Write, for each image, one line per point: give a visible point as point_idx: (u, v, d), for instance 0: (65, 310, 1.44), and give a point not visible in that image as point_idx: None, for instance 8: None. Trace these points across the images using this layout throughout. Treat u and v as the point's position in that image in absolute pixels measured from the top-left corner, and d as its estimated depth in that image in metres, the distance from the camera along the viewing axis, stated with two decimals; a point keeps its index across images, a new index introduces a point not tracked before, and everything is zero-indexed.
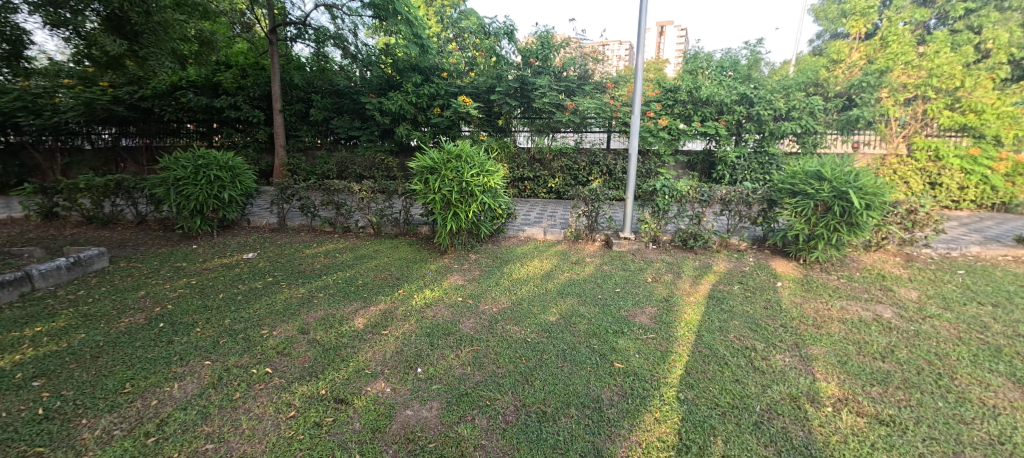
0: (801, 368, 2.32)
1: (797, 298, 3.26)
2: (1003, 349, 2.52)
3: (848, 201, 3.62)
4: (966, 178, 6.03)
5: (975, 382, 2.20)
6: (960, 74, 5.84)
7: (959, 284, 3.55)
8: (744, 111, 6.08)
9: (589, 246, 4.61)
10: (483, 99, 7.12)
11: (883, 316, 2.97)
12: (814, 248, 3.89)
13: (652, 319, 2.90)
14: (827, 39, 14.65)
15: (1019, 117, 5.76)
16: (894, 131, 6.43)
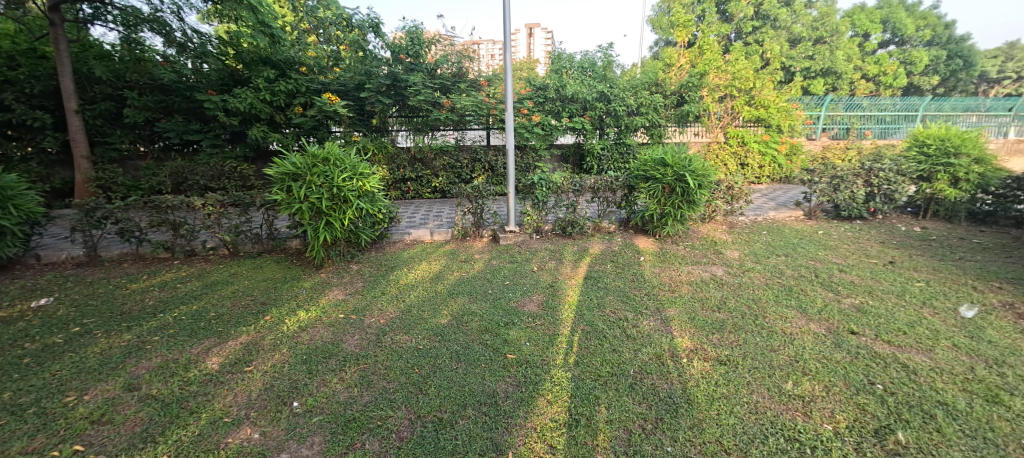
0: (662, 329, 2.68)
1: (656, 269, 3.77)
2: (793, 289, 3.29)
3: (686, 183, 4.33)
4: (762, 159, 7.73)
5: (778, 317, 2.83)
6: (752, 78, 7.43)
7: (763, 242, 4.53)
8: (603, 107, 6.78)
9: (477, 243, 4.65)
10: (352, 96, 6.56)
11: (717, 275, 3.63)
12: (665, 225, 4.56)
13: (540, 306, 3.06)
14: (663, 45, 17.30)
15: (791, 110, 7.56)
16: (714, 123, 7.87)
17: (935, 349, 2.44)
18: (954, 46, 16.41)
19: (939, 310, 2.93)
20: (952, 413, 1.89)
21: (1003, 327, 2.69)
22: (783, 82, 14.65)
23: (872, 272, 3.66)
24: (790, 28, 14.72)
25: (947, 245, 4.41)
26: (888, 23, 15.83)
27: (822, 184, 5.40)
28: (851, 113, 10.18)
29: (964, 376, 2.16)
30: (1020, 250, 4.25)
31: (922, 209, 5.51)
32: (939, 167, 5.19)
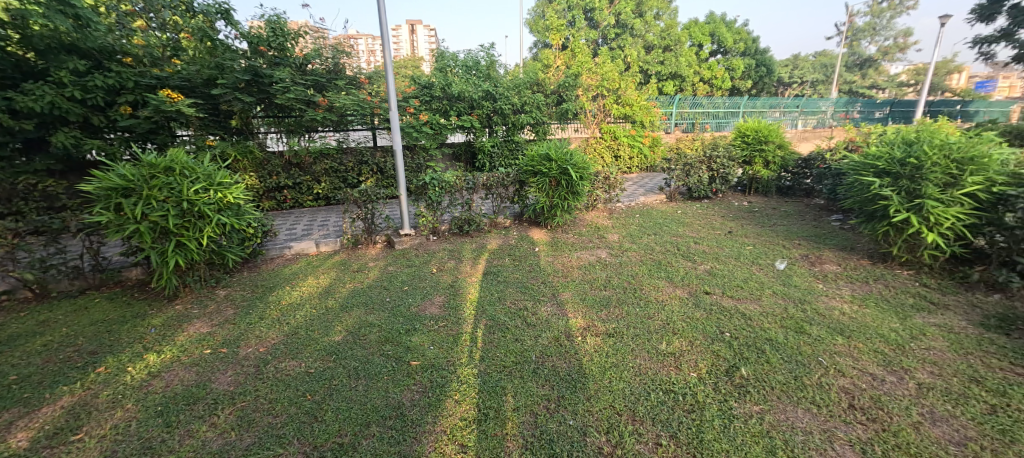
0: (558, 313, 2.87)
1: (550, 257, 4.01)
2: (662, 262, 3.80)
3: (570, 175, 4.67)
4: (632, 151, 8.78)
5: (652, 287, 3.25)
6: (618, 79, 8.32)
7: (637, 224, 5.14)
8: (490, 106, 6.92)
9: (371, 250, 4.38)
10: (201, 93, 5.45)
11: (602, 257, 4.01)
12: (555, 215, 4.87)
13: (442, 307, 3.01)
14: (541, 47, 18.47)
15: (650, 108, 8.69)
16: (590, 120, 8.62)
17: (762, 297, 3.06)
18: (759, 57, 20.57)
19: (763, 267, 3.68)
20: (775, 345, 2.40)
21: (804, 274, 3.50)
22: (643, 83, 16.71)
23: (717, 241, 4.42)
24: (644, 37, 16.87)
25: (765, 215, 5.55)
26: (715, 36, 19.31)
27: (677, 170, 6.33)
28: (694, 110, 12.07)
29: (781, 316, 2.76)
30: (810, 214, 5.56)
31: (747, 187, 6.83)
32: (756, 153, 6.49)
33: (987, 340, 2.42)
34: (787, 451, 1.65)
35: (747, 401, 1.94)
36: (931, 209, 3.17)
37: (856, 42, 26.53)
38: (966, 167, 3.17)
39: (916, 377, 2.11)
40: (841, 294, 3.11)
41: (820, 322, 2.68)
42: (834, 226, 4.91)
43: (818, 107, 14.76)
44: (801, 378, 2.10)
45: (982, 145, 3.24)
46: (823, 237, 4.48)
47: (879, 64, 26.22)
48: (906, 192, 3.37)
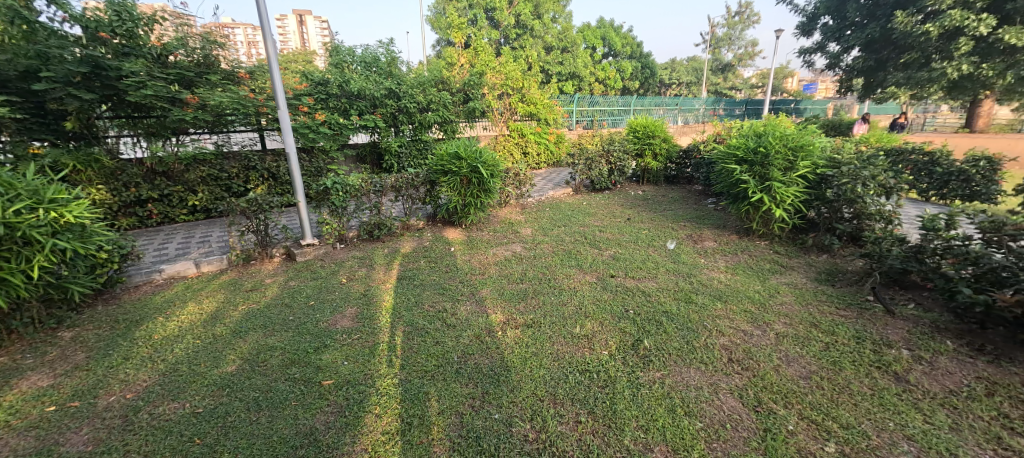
0: (478, 311, 2.88)
1: (466, 256, 4.01)
2: (573, 252, 4.03)
3: (480, 173, 4.70)
4: (539, 148, 9.14)
5: (564, 276, 3.43)
6: (521, 78, 8.59)
7: (548, 218, 5.37)
8: (394, 104, 6.64)
9: (267, 265, 3.93)
10: (15, 88, 4.29)
11: (517, 251, 4.12)
12: (469, 214, 4.87)
13: (354, 319, 2.83)
14: (444, 44, 18.29)
15: (552, 106, 9.12)
16: (498, 118, 8.78)
17: (657, 275, 3.43)
18: (644, 60, 22.78)
19: (657, 248, 4.12)
20: (670, 316, 2.71)
21: (689, 251, 4.00)
22: (545, 83, 17.45)
23: (619, 228, 4.83)
24: (543, 38, 17.63)
25: (657, 202, 6.21)
26: (606, 40, 21.03)
27: (580, 165, 6.76)
28: (592, 108, 12.97)
29: (674, 289, 3.12)
30: (692, 199, 6.35)
31: (641, 177, 7.56)
32: (646, 147, 7.21)
33: (821, 292, 3.03)
34: (685, 407, 1.88)
35: (650, 369, 2.17)
36: (777, 189, 3.84)
37: (718, 49, 30.82)
38: (799, 154, 3.90)
39: (775, 328, 2.55)
40: (718, 266, 3.62)
41: (704, 291, 3.09)
42: (710, 208, 5.68)
43: (693, 106, 16.86)
44: (692, 342, 2.41)
45: (808, 136, 4.01)
46: (703, 218, 5.16)
47: (736, 69, 30.79)
48: (760, 177, 4.03)
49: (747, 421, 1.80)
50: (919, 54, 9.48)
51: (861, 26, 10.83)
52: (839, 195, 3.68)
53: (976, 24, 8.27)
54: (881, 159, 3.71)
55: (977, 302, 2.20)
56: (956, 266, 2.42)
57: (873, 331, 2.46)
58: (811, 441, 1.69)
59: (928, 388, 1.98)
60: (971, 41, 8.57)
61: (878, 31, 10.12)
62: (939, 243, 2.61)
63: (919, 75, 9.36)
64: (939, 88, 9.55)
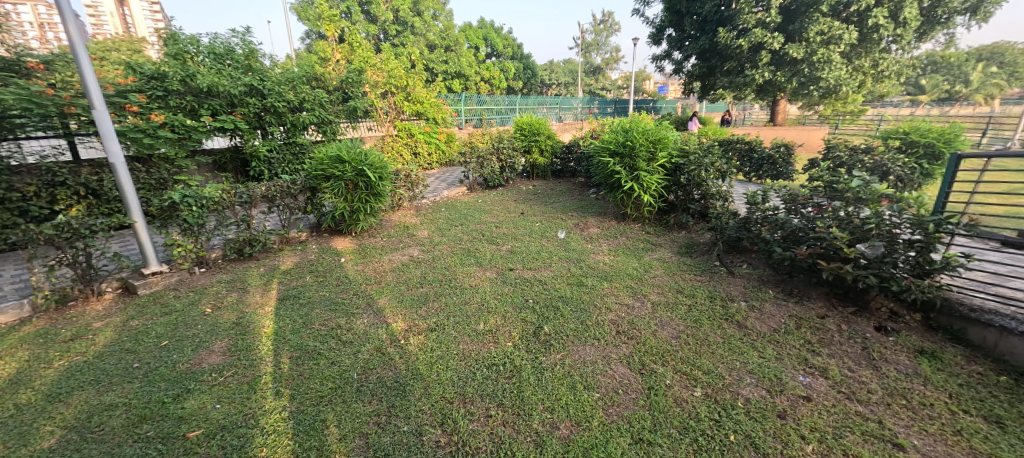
0: (376, 321, 2.72)
1: (359, 266, 3.74)
2: (472, 250, 4.06)
3: (367, 176, 4.42)
4: (430, 148, 8.98)
5: (465, 275, 3.44)
6: (405, 76, 8.26)
7: (444, 218, 5.31)
8: (257, 103, 5.80)
9: (95, 305, 3.14)
10: None
11: (414, 255, 4.00)
12: (358, 220, 4.55)
13: (227, 353, 2.43)
14: (315, 38, 16.75)
15: (440, 105, 9.00)
16: (383, 118, 8.39)
17: (551, 264, 3.65)
18: (525, 61, 23.91)
19: (549, 238, 4.38)
20: (564, 300, 2.91)
21: (577, 239, 4.34)
22: (430, 81, 17.13)
23: (513, 223, 5.00)
24: (425, 36, 17.29)
25: (546, 195, 6.59)
26: (488, 40, 21.49)
27: (472, 163, 6.83)
28: (480, 107, 13.16)
29: (566, 275, 3.35)
30: (576, 190, 6.89)
31: (531, 173, 7.93)
32: (532, 143, 7.57)
33: (682, 263, 3.56)
34: (583, 381, 2.05)
35: (551, 352, 2.31)
36: (644, 177, 4.39)
37: (588, 53, 33.85)
38: (658, 146, 4.50)
39: (650, 298, 2.93)
40: (602, 250, 3.99)
41: (592, 274, 3.39)
42: (592, 198, 6.23)
43: (572, 105, 18.19)
44: (586, 322, 2.62)
45: (664, 130, 4.64)
46: (586, 207, 5.64)
47: (605, 71, 34.20)
48: (629, 167, 4.56)
49: (635, 384, 2.04)
50: (737, 63, 11.67)
51: (696, 38, 12.91)
52: (690, 179, 4.35)
53: (771, 41, 10.49)
54: (716, 149, 4.49)
55: (785, 257, 2.82)
56: (771, 231, 3.06)
57: (721, 290, 2.98)
58: (684, 390, 1.98)
59: (760, 329, 2.47)
60: (769, 54, 10.85)
61: (708, 43, 12.17)
62: (759, 214, 3.27)
63: (738, 80, 11.55)
64: (752, 90, 11.91)
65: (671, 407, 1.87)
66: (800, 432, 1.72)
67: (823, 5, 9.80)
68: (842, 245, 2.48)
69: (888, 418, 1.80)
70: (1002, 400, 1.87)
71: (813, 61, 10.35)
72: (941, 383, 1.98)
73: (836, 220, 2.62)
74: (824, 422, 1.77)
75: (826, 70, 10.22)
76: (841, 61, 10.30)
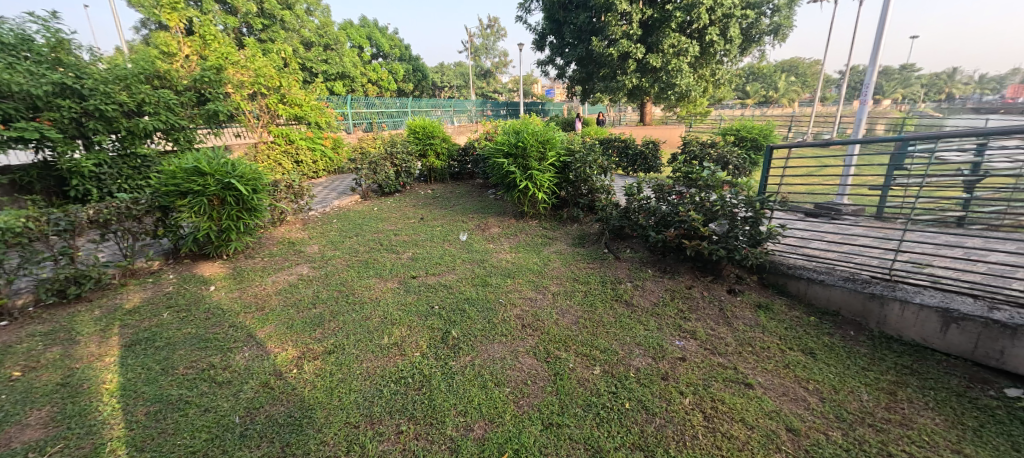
0: (260, 353, 2.41)
1: (234, 294, 3.25)
2: (370, 261, 3.83)
3: (236, 189, 3.83)
4: (314, 155, 8.30)
5: (364, 289, 3.22)
6: (276, 76, 7.31)
7: (336, 230, 4.92)
8: (74, 106, 4.62)
9: None
10: None
11: (302, 273, 3.62)
12: (229, 241, 3.95)
13: (51, 424, 1.92)
14: (156, 29, 14.09)
15: (322, 108, 8.29)
16: (253, 123, 7.38)
17: (455, 267, 3.63)
18: (414, 63, 23.33)
19: (452, 242, 4.35)
20: (471, 302, 2.93)
21: (479, 240, 4.40)
22: (308, 82, 15.61)
23: (414, 229, 4.85)
24: (299, 32, 15.74)
25: (445, 198, 6.53)
26: (372, 40, 20.44)
27: (364, 170, 6.43)
28: (369, 110, 12.47)
29: (471, 277, 3.37)
30: (476, 192, 6.96)
31: (428, 177, 7.77)
32: (427, 147, 7.41)
33: (576, 253, 3.84)
34: (494, 379, 2.08)
35: (460, 355, 2.30)
36: (537, 176, 4.63)
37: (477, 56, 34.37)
38: (547, 146, 4.77)
39: (550, 290, 3.10)
40: (504, 248, 4.11)
41: (496, 272, 3.47)
42: (491, 199, 6.36)
43: (466, 107, 18.25)
44: (493, 320, 2.67)
45: (552, 131, 4.93)
46: (486, 208, 5.74)
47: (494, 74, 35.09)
48: (523, 167, 4.76)
49: (542, 372, 2.14)
50: (610, 70, 12.96)
51: (574, 46, 13.99)
52: (578, 176, 4.72)
53: (635, 51, 11.91)
54: (598, 147, 4.93)
55: (658, 240, 3.23)
56: (646, 218, 3.48)
57: (610, 274, 3.30)
58: (585, 370, 2.15)
59: (643, 305, 2.80)
60: (635, 62, 12.27)
61: (585, 51, 13.29)
62: (636, 203, 3.69)
63: (612, 85, 12.84)
64: (624, 95, 13.35)
65: (575, 388, 2.01)
66: (679, 389, 1.99)
67: (672, 21, 11.42)
68: (699, 226, 2.95)
69: (740, 363, 2.19)
70: (812, 335, 2.41)
71: (669, 69, 12.00)
72: (773, 329, 2.47)
73: (694, 205, 3.09)
74: (696, 376, 2.08)
75: (679, 77, 11.94)
76: (689, 70, 12.13)
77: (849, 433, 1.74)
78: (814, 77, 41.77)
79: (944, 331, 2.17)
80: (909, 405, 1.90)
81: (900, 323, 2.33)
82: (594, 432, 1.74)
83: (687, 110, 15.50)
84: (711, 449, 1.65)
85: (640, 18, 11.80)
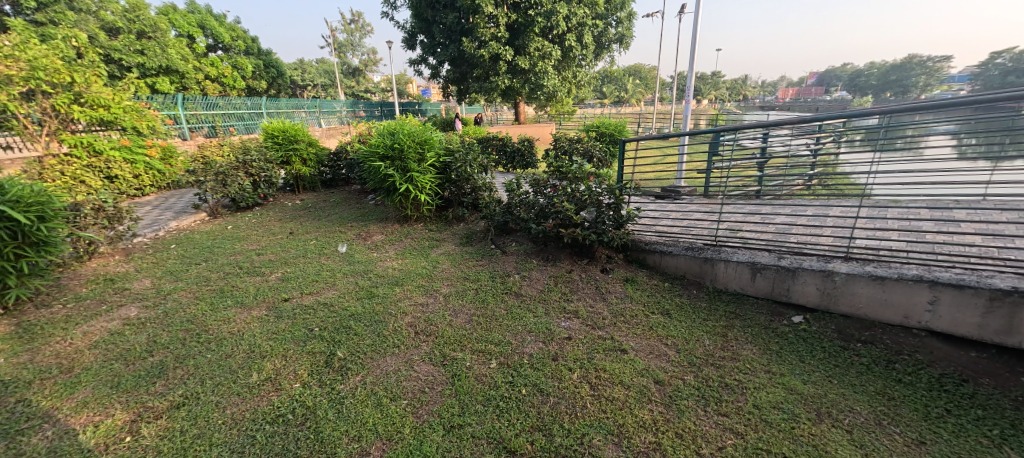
0: (73, 427, 1.87)
1: (20, 358, 2.44)
2: (225, 289, 3.26)
3: (10, 219, 2.85)
4: (134, 167, 6.74)
5: (221, 322, 2.73)
6: (66, 69, 5.57)
7: (177, 257, 4.07)
8: None
9: None
10: None
11: (131, 316, 2.91)
12: (7, 288, 2.94)
13: None
14: None
15: (141, 110, 6.73)
16: (32, 131, 5.59)
17: (336, 282, 3.32)
18: (266, 58, 20.45)
19: (329, 255, 3.97)
20: (357, 317, 2.71)
21: (361, 250, 4.10)
22: (118, 77, 12.47)
23: (282, 245, 4.29)
24: (97, 14, 12.45)
25: (318, 208, 5.92)
26: (206, 29, 17.28)
27: (210, 183, 5.37)
28: (210, 111, 10.59)
29: (355, 291, 3.12)
30: (353, 199, 6.45)
31: (295, 186, 6.93)
32: (290, 153, 6.56)
33: (465, 252, 3.86)
34: (389, 394, 1.98)
35: (349, 377, 2.12)
36: (417, 178, 4.50)
37: (343, 53, 31.81)
38: (425, 147, 4.67)
39: (441, 292, 3.06)
40: (390, 256, 3.91)
41: (382, 282, 3.28)
42: (371, 205, 5.98)
43: (336, 108, 16.67)
44: (383, 333, 2.52)
45: (428, 132, 4.83)
46: (367, 215, 5.38)
47: (364, 73, 32.96)
48: (402, 169, 4.58)
49: (440, 377, 2.11)
50: (483, 70, 13.25)
51: (445, 46, 13.92)
52: (459, 176, 4.73)
53: (505, 52, 12.41)
54: (476, 146, 5.02)
55: (539, 231, 3.44)
56: (526, 211, 3.67)
57: (498, 268, 3.40)
58: (482, 366, 2.18)
59: (531, 293, 2.96)
60: (505, 64, 12.78)
61: (457, 51, 13.34)
62: (516, 199, 3.87)
63: (486, 85, 13.16)
64: (498, 95, 13.80)
65: (473, 385, 2.03)
66: (568, 366, 2.16)
67: (535, 26, 12.17)
68: (572, 215, 3.24)
69: (616, 333, 2.47)
70: (666, 298, 2.85)
71: (537, 71, 12.80)
72: (638, 299, 2.85)
73: (566, 196, 3.38)
74: (581, 352, 2.28)
75: (546, 79, 12.85)
76: (554, 72, 13.11)
77: (698, 374, 2.11)
78: (654, 80, 49.08)
79: (753, 279, 2.77)
80: (736, 343, 2.38)
81: (725, 278, 2.90)
82: (495, 425, 1.78)
83: (555, 109, 16.76)
84: (598, 414, 1.83)
85: (506, 22, 12.28)
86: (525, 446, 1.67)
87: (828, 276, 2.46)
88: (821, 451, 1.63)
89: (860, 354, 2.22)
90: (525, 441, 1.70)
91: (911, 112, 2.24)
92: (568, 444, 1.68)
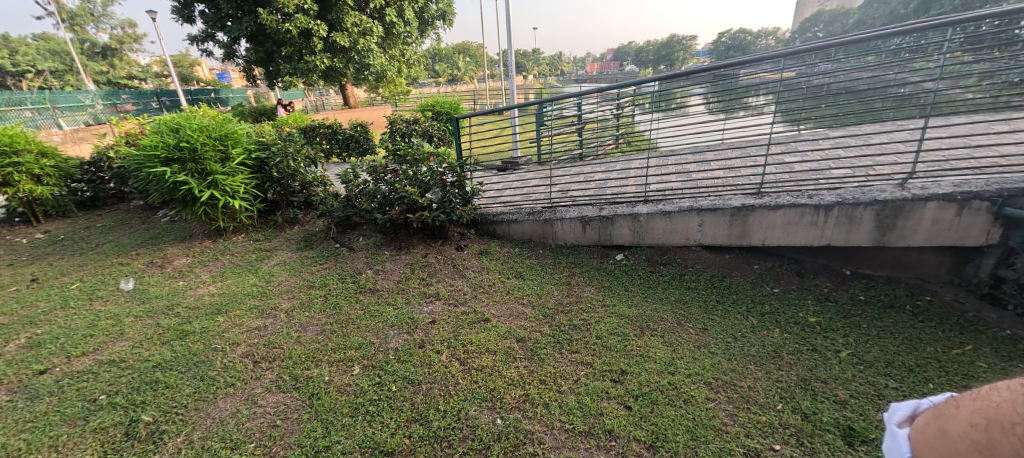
0: None
1: None
2: None
3: None
4: None
5: None
6: None
7: None
8: None
9: None
10: None
11: None
12: None
13: None
14: None
15: None
16: None
17: (126, 330, 2.56)
18: None
19: (109, 297, 3.02)
20: (166, 366, 2.16)
21: (157, 281, 3.23)
22: None
23: (20, 299, 3.06)
24: None
25: (77, 239, 4.40)
26: None
27: None
28: None
29: (158, 334, 2.46)
30: (134, 220, 4.97)
31: (29, 215, 4.95)
32: (7, 168, 4.56)
33: (304, 258, 3.41)
34: (227, 445, 1.65)
35: (165, 442, 1.70)
36: (223, 181, 3.71)
37: (78, 26, 23.51)
38: (228, 143, 3.84)
39: (282, 308, 2.66)
40: (202, 281, 3.19)
41: (199, 314, 2.66)
42: (164, 223, 4.72)
43: (82, 100, 12.27)
44: (208, 374, 2.08)
45: (228, 124, 3.97)
46: (160, 236, 4.24)
47: (122, 53, 25.13)
48: (196, 173, 3.68)
49: (294, 403, 1.86)
50: (294, 49, 11.52)
51: (237, 19, 11.48)
52: (282, 172, 4.11)
53: (318, 28, 10.96)
54: (297, 137, 4.40)
55: (386, 220, 3.26)
56: (368, 201, 3.42)
57: (347, 268, 3.11)
58: (343, 376, 2.01)
59: (387, 287, 2.82)
60: (320, 40, 11.34)
61: (254, 26, 11.17)
62: (356, 190, 3.56)
63: (301, 66, 11.51)
64: (318, 76, 12.22)
65: (336, 399, 1.86)
66: (436, 349, 2.16)
67: None
68: (417, 198, 3.16)
69: (478, 305, 2.57)
70: (518, 262, 3.07)
71: (359, 49, 11.75)
72: (494, 267, 3.00)
73: (409, 180, 3.26)
74: (447, 331, 2.30)
75: (371, 58, 11.92)
76: (379, 50, 12.26)
77: (551, 323, 2.36)
78: (482, 58, 50.63)
79: (585, 231, 3.18)
80: (578, 288, 2.73)
81: (564, 234, 3.26)
82: (368, 433, 1.67)
83: (388, 91, 15.80)
84: (470, 386, 1.89)
85: None
86: (402, 443, 1.62)
87: (635, 218, 3.00)
88: (646, 358, 2.03)
89: (663, 274, 2.81)
90: (403, 437, 1.65)
91: (674, 79, 2.79)
92: (446, 424, 1.69)
